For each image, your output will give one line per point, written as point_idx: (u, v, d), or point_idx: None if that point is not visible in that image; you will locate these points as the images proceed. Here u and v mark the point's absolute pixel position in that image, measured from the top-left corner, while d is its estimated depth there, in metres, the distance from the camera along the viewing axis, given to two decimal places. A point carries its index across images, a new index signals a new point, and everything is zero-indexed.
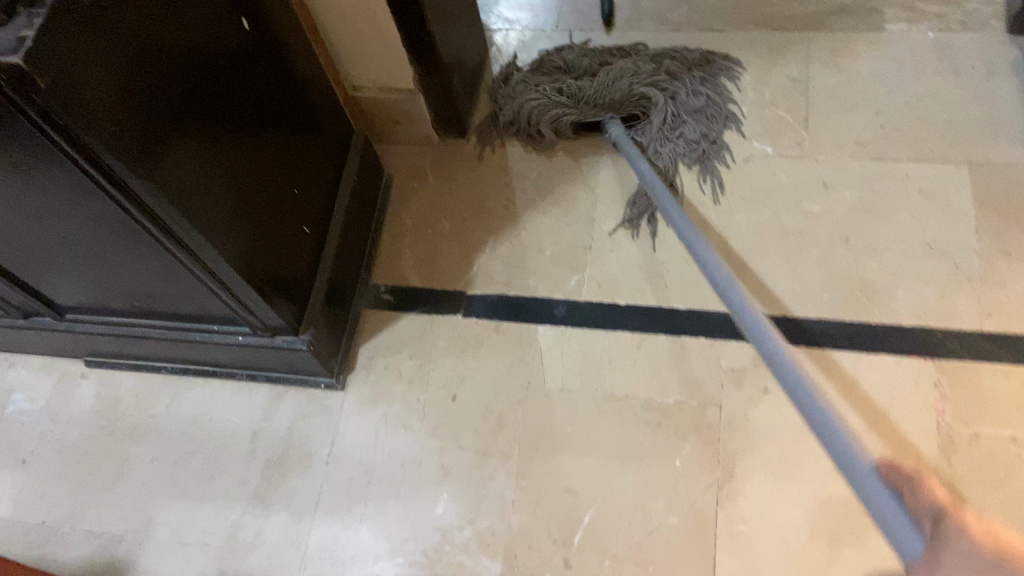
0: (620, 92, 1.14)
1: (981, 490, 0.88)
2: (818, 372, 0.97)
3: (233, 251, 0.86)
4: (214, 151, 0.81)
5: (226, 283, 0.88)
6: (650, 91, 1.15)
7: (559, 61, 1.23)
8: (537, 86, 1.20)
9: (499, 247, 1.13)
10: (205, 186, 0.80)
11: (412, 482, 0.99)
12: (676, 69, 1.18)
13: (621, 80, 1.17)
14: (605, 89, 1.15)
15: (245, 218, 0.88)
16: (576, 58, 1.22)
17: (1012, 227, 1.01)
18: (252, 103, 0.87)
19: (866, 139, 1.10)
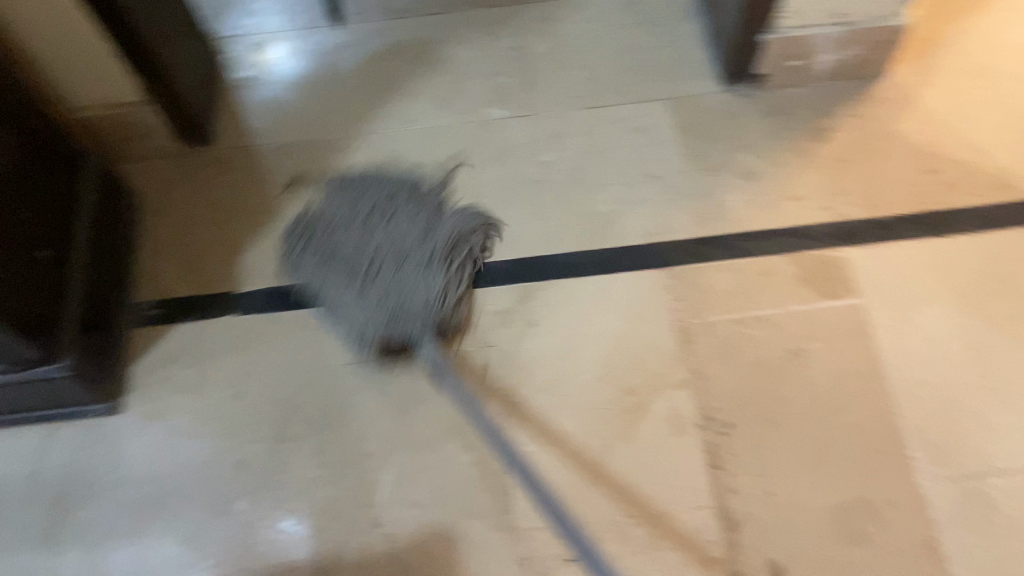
0: (420, 299, 1.01)
1: (718, 368, 1.01)
2: (573, 298, 1.08)
3: None
4: None
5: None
6: (432, 258, 1.06)
7: (325, 233, 1.10)
8: (342, 294, 1.04)
9: (263, 244, 1.14)
10: None
11: (210, 486, 0.98)
12: (434, 210, 1.12)
13: (411, 279, 1.04)
14: (392, 286, 1.03)
15: None
16: (348, 237, 1.07)
17: (709, 147, 1.17)
18: None
19: (581, 91, 1.23)
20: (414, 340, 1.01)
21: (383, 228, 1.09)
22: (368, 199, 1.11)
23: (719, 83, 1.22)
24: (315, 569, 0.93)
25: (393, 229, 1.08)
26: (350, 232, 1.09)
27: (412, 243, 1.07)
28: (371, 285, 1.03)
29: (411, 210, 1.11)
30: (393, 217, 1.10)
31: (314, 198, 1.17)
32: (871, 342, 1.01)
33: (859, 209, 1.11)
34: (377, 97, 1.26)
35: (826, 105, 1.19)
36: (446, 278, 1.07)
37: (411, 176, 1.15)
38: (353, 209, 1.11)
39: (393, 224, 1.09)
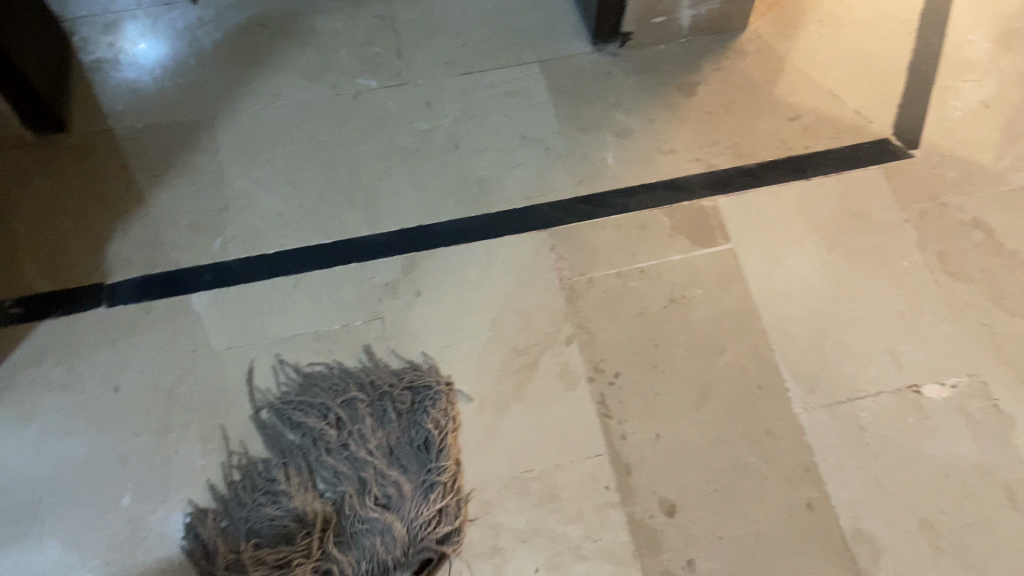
0: (391, 541, 0.88)
1: (603, 321, 1.04)
2: (458, 263, 1.08)
3: None
4: None
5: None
6: (400, 491, 0.91)
7: (259, 514, 0.91)
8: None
9: (131, 231, 1.09)
10: None
11: (92, 485, 0.94)
12: (387, 418, 0.96)
13: (376, 511, 0.90)
14: (359, 541, 0.89)
15: None
16: (291, 500, 0.91)
17: (582, 107, 1.19)
18: None
19: (453, 57, 1.23)
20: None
21: (328, 464, 0.94)
22: (303, 433, 0.96)
23: (589, 44, 1.24)
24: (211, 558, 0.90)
25: (336, 467, 0.93)
26: (292, 482, 0.92)
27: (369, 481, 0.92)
28: (340, 545, 0.89)
29: (355, 417, 0.96)
30: (349, 449, 0.94)
31: (223, 442, 0.96)
32: (745, 284, 1.06)
33: (727, 158, 1.15)
34: (243, 73, 1.21)
35: (691, 61, 1.23)
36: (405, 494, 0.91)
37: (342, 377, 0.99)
38: (292, 470, 0.93)
39: (336, 457, 0.94)
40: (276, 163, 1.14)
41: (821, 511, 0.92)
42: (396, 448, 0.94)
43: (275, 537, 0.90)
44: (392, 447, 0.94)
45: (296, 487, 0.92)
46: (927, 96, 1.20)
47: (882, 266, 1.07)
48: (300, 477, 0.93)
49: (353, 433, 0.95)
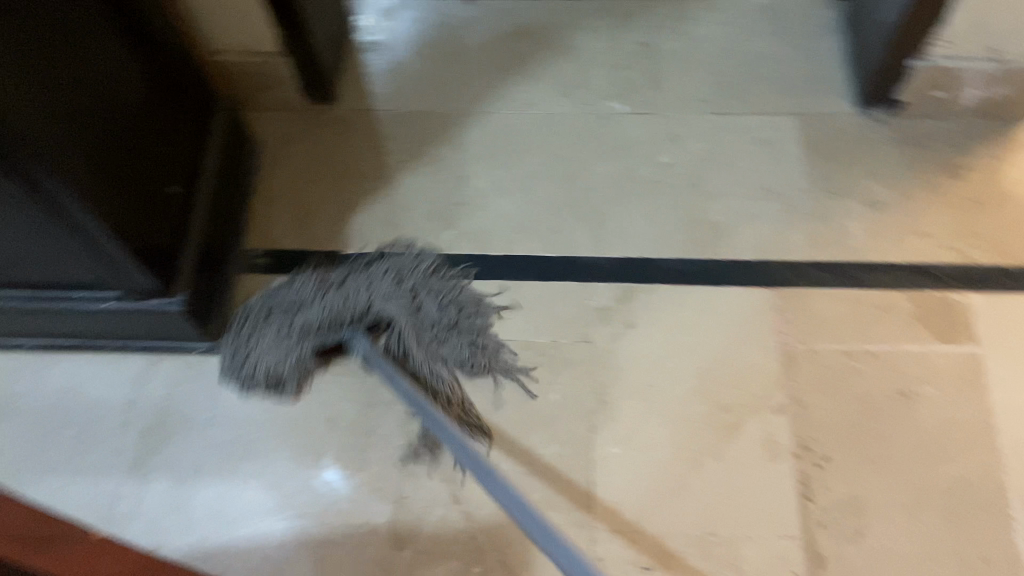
0: (358, 303, 1.03)
1: (820, 398, 0.98)
2: (677, 305, 1.06)
3: (109, 213, 0.85)
4: (79, 114, 0.80)
5: (100, 240, 0.86)
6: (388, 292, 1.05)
7: (280, 292, 1.07)
8: (273, 326, 1.03)
9: (373, 208, 1.15)
10: (75, 147, 0.79)
11: (299, 438, 1.00)
12: (447, 338, 1.04)
13: (362, 291, 1.05)
14: (332, 300, 1.04)
15: (116, 181, 0.86)
16: (302, 280, 1.07)
17: (834, 170, 1.13)
18: (109, 67, 0.86)
19: (707, 95, 1.21)
20: (347, 339, 1.02)
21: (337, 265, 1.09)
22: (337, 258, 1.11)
23: (853, 105, 1.18)
24: (391, 535, 0.93)
25: (389, 293, 1.05)
26: (345, 288, 1.05)
27: (368, 273, 1.08)
28: (315, 299, 1.04)
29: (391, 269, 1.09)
30: (411, 303, 1.05)
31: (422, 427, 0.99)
32: (986, 395, 0.97)
33: (987, 253, 1.06)
34: (500, 77, 1.25)
35: (964, 141, 1.14)
36: (389, 285, 1.06)
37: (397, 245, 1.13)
38: (360, 291, 1.04)
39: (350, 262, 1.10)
40: (515, 169, 1.17)
41: None
42: (439, 351, 1.03)
43: (289, 324, 1.03)
44: (437, 344, 1.03)
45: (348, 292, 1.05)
46: None
47: None
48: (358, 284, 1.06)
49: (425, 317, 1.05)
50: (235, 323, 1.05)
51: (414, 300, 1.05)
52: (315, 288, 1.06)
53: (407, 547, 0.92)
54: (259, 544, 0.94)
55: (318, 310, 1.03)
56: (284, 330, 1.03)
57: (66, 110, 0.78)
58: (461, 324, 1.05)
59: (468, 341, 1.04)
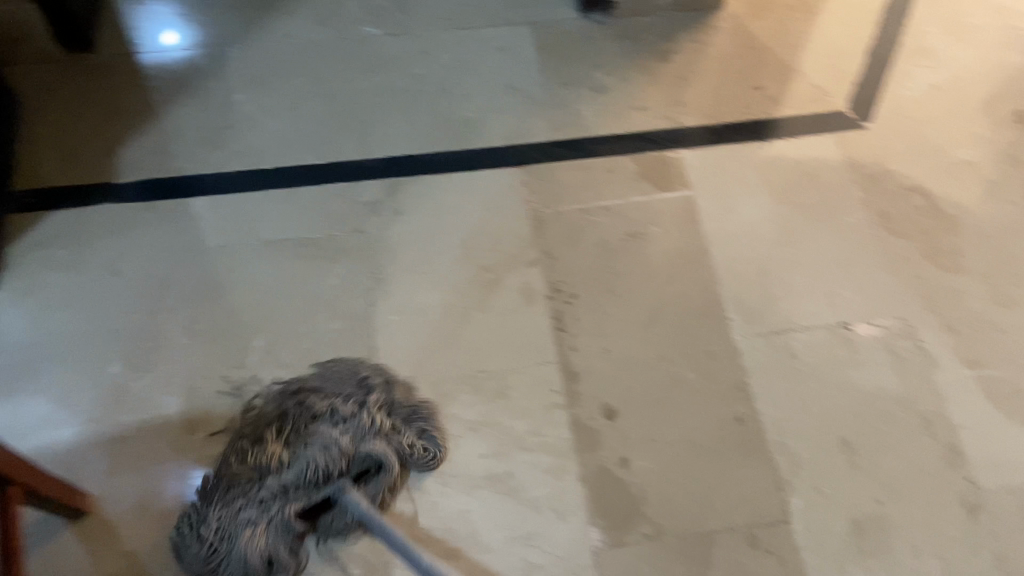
0: (332, 447, 0.86)
1: (566, 248, 1.13)
2: (437, 191, 1.17)
3: None
4: None
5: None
6: (366, 426, 0.89)
7: (222, 452, 0.86)
8: (238, 512, 0.83)
9: (142, 141, 1.19)
10: None
11: (84, 352, 1.02)
12: (374, 420, 0.90)
13: (312, 444, 0.85)
14: (298, 451, 0.85)
15: None
16: (334, 402, 0.88)
17: (566, 65, 1.29)
18: None
19: (450, 14, 1.33)
20: (331, 493, 0.87)
21: (284, 412, 0.86)
22: (261, 405, 0.91)
23: (576, 11, 1.34)
24: (185, 422, 0.98)
25: (356, 431, 0.88)
26: (314, 432, 0.85)
27: (333, 419, 0.87)
28: (276, 447, 0.84)
29: (332, 409, 0.87)
30: (342, 427, 0.87)
31: (210, 325, 1.05)
32: (700, 226, 1.15)
33: (694, 118, 1.25)
34: (258, 12, 1.32)
35: (668, 31, 1.33)
36: (361, 426, 0.89)
37: (337, 363, 0.94)
38: (313, 423, 0.86)
39: (327, 400, 0.88)
40: (279, 92, 1.24)
41: (748, 423, 1.01)
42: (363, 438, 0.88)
43: (263, 513, 0.84)
44: (347, 427, 0.88)
45: (312, 442, 0.85)
46: (883, 76, 1.29)
47: (827, 220, 1.16)
48: (298, 446, 0.85)
49: (348, 430, 0.88)
50: (201, 516, 0.84)
51: (362, 423, 0.89)
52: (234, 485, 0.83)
53: (202, 430, 0.98)
54: (53, 453, 0.96)
55: (293, 474, 0.84)
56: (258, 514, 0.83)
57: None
58: (371, 404, 0.90)
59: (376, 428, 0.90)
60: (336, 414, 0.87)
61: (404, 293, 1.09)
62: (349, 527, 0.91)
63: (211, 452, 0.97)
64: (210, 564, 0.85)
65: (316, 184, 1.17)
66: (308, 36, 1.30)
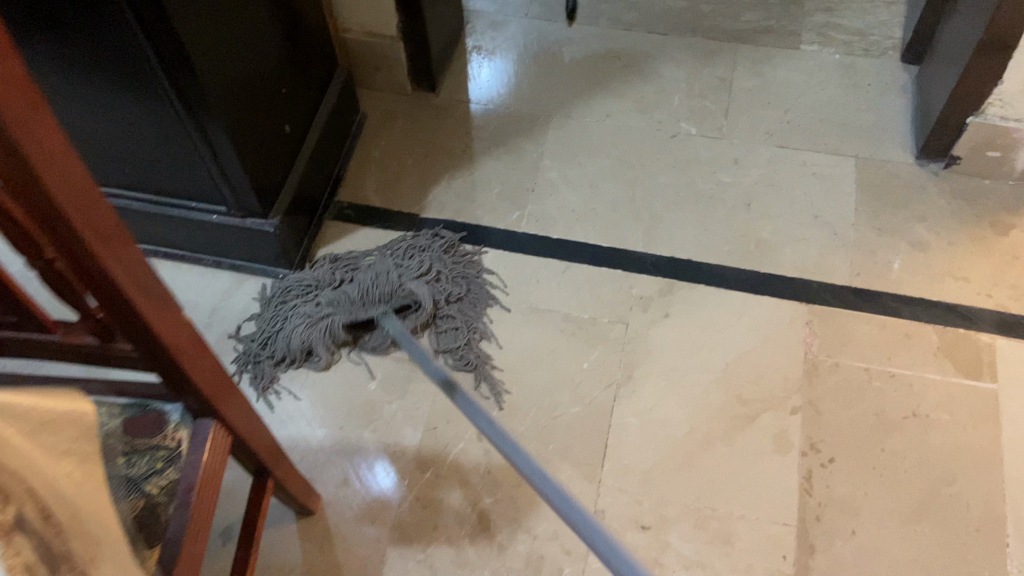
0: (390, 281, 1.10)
1: (835, 406, 1.03)
2: (713, 305, 1.13)
3: (240, 138, 0.98)
4: (238, 60, 0.95)
5: (223, 159, 0.98)
6: (415, 274, 1.13)
7: (307, 270, 1.16)
8: (295, 309, 1.11)
9: (453, 183, 1.28)
10: (228, 82, 0.93)
11: (352, 363, 1.10)
12: (434, 277, 1.15)
13: (388, 275, 1.11)
14: (363, 282, 1.10)
15: (252, 116, 1.00)
16: (406, 259, 1.16)
17: (885, 210, 1.20)
18: (269, 21, 1.01)
19: (773, 130, 1.30)
20: (377, 317, 1.08)
21: (371, 257, 1.17)
22: (357, 255, 1.18)
23: (910, 157, 1.25)
24: (417, 457, 1.02)
25: (412, 277, 1.12)
26: (401, 265, 1.14)
27: (411, 267, 1.14)
28: (345, 270, 1.14)
29: (414, 259, 1.16)
30: (410, 274, 1.13)
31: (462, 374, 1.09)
32: (1000, 429, 1.00)
33: (1021, 305, 1.10)
34: (587, 90, 1.38)
35: (1013, 202, 1.19)
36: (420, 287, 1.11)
37: (424, 238, 1.19)
38: (381, 260, 1.16)
39: (410, 258, 1.16)
40: (585, 168, 1.28)
41: None
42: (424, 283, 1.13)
43: (316, 305, 1.10)
44: (425, 275, 1.14)
45: (379, 272, 1.12)
46: None
47: None
48: (375, 268, 1.13)
49: (409, 266, 1.14)
50: (270, 311, 1.12)
51: (424, 273, 1.14)
52: (308, 279, 1.14)
53: (430, 469, 1.01)
54: (299, 445, 1.03)
55: (352, 286, 1.10)
56: (312, 310, 1.09)
57: (220, 31, 0.90)
58: (439, 278, 1.15)
59: (442, 292, 1.14)
60: (409, 278, 1.12)
61: (652, 399, 1.06)
62: (384, 346, 1.10)
63: (431, 493, 0.99)
64: (266, 347, 1.10)
65: (597, 266, 1.18)
66: (627, 120, 1.33)
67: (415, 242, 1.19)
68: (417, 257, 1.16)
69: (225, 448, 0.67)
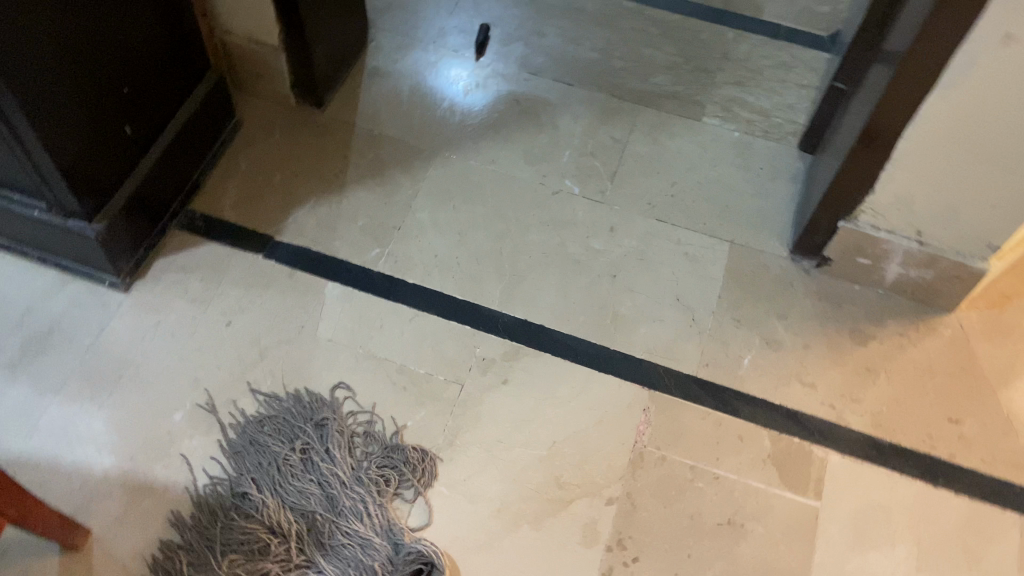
0: (348, 513, 0.95)
1: (651, 503, 1.00)
2: (553, 377, 1.09)
3: (55, 139, 0.94)
4: (64, 62, 0.91)
5: (18, 128, 0.90)
6: (365, 508, 0.96)
7: (238, 528, 0.94)
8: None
9: (317, 209, 1.23)
10: (45, 82, 0.90)
11: (162, 388, 1.04)
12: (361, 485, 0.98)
13: (367, 539, 0.94)
14: (340, 548, 0.94)
15: (78, 118, 0.97)
16: (324, 467, 0.98)
17: (748, 303, 1.17)
18: (115, 24, 0.98)
19: (655, 201, 1.26)
20: None
21: (298, 487, 0.97)
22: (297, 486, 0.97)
23: (785, 250, 1.23)
24: (207, 501, 0.96)
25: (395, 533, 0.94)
26: (346, 499, 0.96)
27: (361, 502, 0.96)
28: (299, 526, 0.95)
29: (359, 478, 0.98)
30: (376, 520, 0.95)
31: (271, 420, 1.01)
32: (811, 549, 0.98)
33: (861, 420, 1.08)
34: (478, 131, 1.33)
35: (877, 312, 1.17)
36: (384, 520, 0.96)
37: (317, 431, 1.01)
38: (337, 499, 0.96)
39: (328, 460, 0.99)
40: (456, 213, 1.23)
41: None
42: (366, 503, 0.96)
43: None
44: (352, 486, 0.97)
45: (354, 540, 0.94)
46: None
47: None
48: (353, 534, 0.94)
49: (361, 496, 0.97)
50: None
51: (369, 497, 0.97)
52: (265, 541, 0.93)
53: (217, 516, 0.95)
54: (82, 470, 0.98)
55: (341, 563, 0.93)
56: None
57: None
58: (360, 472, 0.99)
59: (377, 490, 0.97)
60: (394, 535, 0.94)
61: (469, 469, 1.01)
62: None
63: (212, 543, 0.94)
64: None
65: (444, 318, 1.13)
66: (511, 169, 1.29)
67: (319, 440, 1.00)
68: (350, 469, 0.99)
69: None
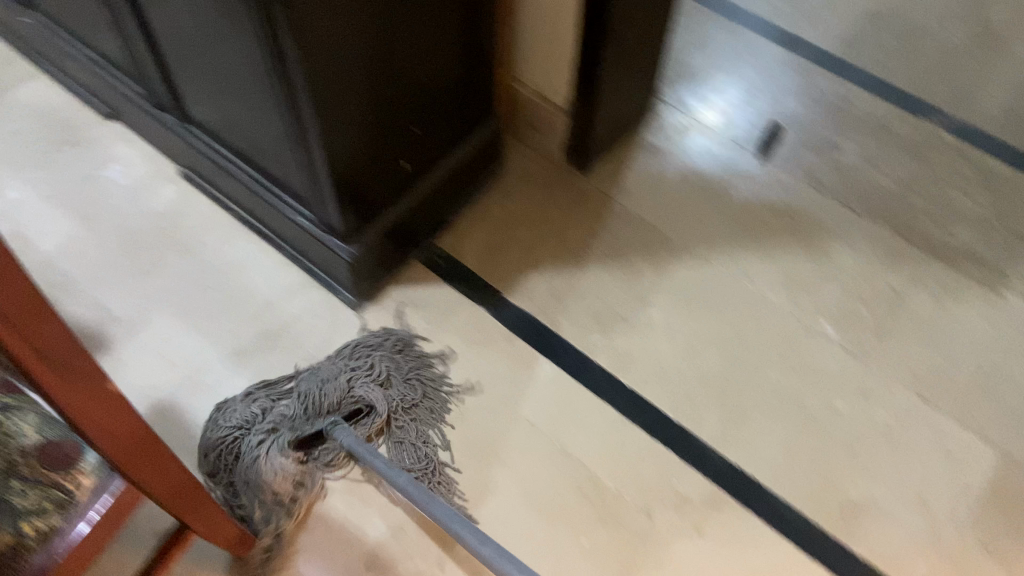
0: (336, 389, 1.01)
1: None
2: (754, 544, 0.97)
3: (338, 160, 0.95)
4: (366, 88, 0.92)
5: (311, 144, 0.92)
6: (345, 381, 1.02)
7: (241, 409, 1.01)
8: (270, 440, 0.97)
9: (553, 277, 1.18)
10: (344, 105, 0.91)
11: None
12: (354, 361, 1.05)
13: (326, 380, 1.02)
14: (309, 396, 1.00)
15: (363, 142, 0.98)
16: (344, 357, 1.06)
17: (1008, 533, 0.98)
18: (419, 57, 0.98)
19: (922, 376, 1.10)
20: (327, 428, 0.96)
21: (307, 372, 1.04)
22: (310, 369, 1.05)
23: None
24: (370, 553, 0.94)
25: (358, 383, 1.03)
26: (326, 369, 1.04)
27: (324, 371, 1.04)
28: (292, 398, 1.01)
29: (339, 357, 1.05)
30: (350, 388, 1.02)
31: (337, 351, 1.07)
32: None
33: None
34: (740, 238, 1.23)
35: None
36: (343, 383, 1.02)
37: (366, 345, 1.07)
38: (320, 369, 1.04)
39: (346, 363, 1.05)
40: (694, 323, 1.14)
41: None
42: (354, 381, 1.03)
43: (273, 438, 0.97)
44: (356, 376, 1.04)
45: (315, 381, 1.02)
46: None
47: None
48: (312, 381, 1.02)
49: (329, 367, 1.04)
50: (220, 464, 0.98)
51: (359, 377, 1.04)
52: (246, 405, 1.01)
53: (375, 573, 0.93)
54: None
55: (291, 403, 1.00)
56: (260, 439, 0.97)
57: (373, 20, 0.86)
58: (367, 362, 1.05)
59: (363, 370, 1.04)
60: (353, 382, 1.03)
61: None
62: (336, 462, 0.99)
63: None
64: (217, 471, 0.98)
65: (653, 436, 1.04)
66: (766, 291, 1.17)
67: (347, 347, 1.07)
68: (363, 359, 1.06)
69: (111, 520, 0.62)
